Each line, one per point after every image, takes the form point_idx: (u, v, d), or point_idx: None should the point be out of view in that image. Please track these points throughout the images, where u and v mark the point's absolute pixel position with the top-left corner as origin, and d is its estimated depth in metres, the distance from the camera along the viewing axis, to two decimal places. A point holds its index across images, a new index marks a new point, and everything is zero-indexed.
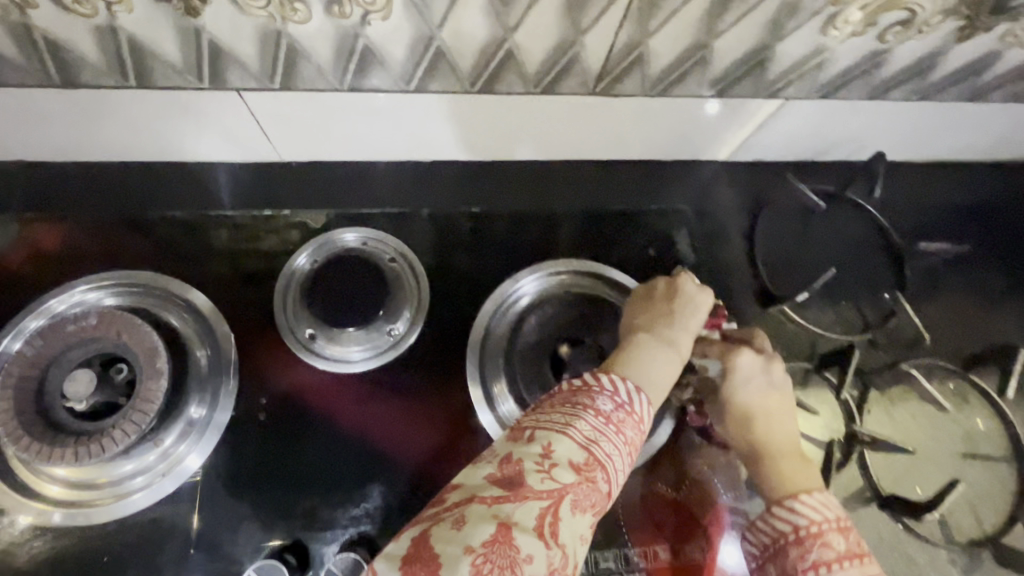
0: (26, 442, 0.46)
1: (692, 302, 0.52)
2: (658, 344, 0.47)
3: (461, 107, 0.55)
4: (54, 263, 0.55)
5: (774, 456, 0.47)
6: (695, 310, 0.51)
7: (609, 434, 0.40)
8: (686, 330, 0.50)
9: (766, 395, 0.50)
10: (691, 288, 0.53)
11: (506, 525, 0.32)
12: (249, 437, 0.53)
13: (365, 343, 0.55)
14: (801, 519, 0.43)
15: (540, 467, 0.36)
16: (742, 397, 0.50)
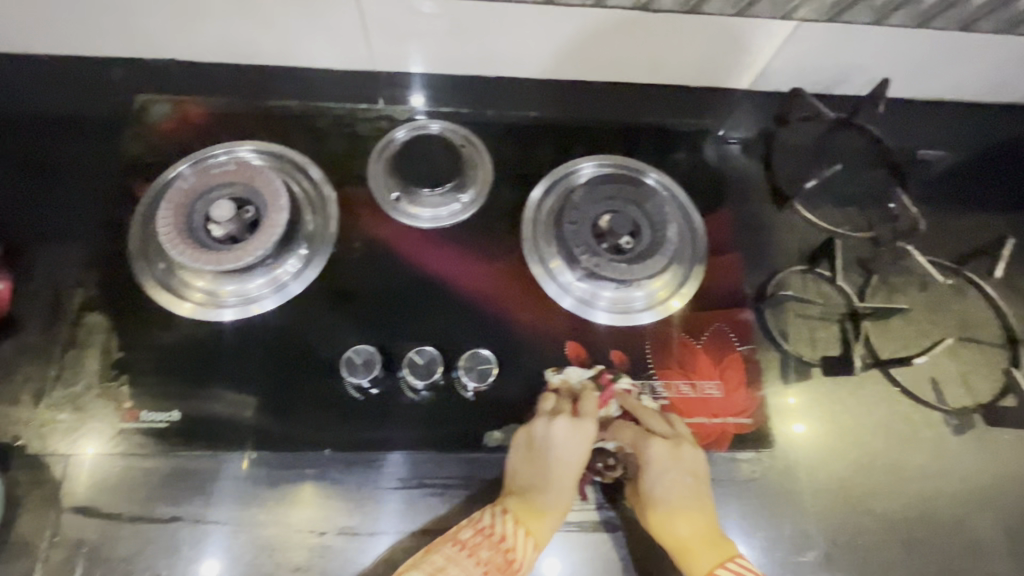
0: (178, 245, 0.60)
1: (573, 442, 0.58)
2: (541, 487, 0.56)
3: (529, 21, 0.69)
4: (197, 133, 0.70)
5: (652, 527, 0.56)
6: (579, 444, 0.58)
7: (458, 560, 0.52)
8: (563, 478, 0.57)
9: (665, 477, 0.57)
10: (561, 430, 0.58)
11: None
12: (343, 268, 0.64)
13: (436, 208, 0.68)
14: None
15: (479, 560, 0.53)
16: (653, 490, 0.57)
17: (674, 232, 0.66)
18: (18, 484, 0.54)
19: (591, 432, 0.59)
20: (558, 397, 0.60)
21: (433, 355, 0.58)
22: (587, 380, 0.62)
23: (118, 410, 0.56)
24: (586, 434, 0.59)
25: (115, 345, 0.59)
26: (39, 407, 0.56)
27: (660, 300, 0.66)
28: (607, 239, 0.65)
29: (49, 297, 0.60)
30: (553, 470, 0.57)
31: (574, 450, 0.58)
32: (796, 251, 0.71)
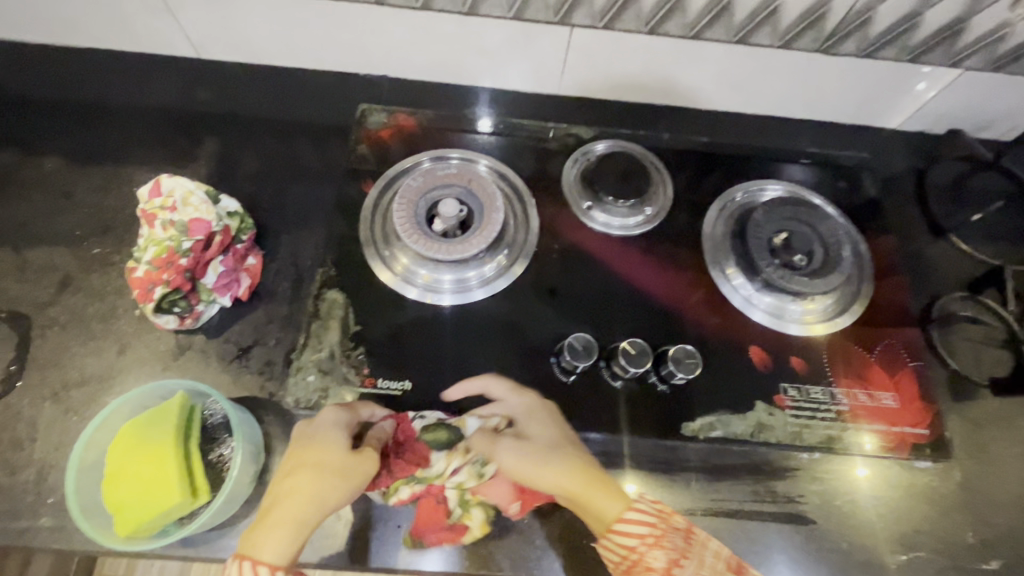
0: (411, 233, 0.67)
1: (312, 481, 0.52)
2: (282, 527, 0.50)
3: (715, 58, 0.76)
4: (410, 139, 0.78)
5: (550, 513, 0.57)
6: (326, 480, 0.52)
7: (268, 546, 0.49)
8: (295, 509, 0.51)
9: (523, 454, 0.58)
10: (328, 416, 0.57)
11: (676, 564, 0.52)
12: (545, 267, 0.72)
13: (619, 220, 0.75)
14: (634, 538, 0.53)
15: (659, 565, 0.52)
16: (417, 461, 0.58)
17: (846, 257, 0.71)
18: (272, 435, 0.60)
19: (345, 459, 0.54)
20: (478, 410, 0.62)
21: (643, 346, 0.64)
22: (464, 383, 0.64)
23: (357, 376, 0.63)
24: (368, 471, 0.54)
25: (351, 320, 0.66)
26: (288, 369, 0.63)
27: (810, 320, 0.71)
28: (785, 254, 0.71)
29: (292, 274, 0.68)
30: (303, 510, 0.51)
31: (348, 481, 0.53)
32: (955, 279, 0.75)
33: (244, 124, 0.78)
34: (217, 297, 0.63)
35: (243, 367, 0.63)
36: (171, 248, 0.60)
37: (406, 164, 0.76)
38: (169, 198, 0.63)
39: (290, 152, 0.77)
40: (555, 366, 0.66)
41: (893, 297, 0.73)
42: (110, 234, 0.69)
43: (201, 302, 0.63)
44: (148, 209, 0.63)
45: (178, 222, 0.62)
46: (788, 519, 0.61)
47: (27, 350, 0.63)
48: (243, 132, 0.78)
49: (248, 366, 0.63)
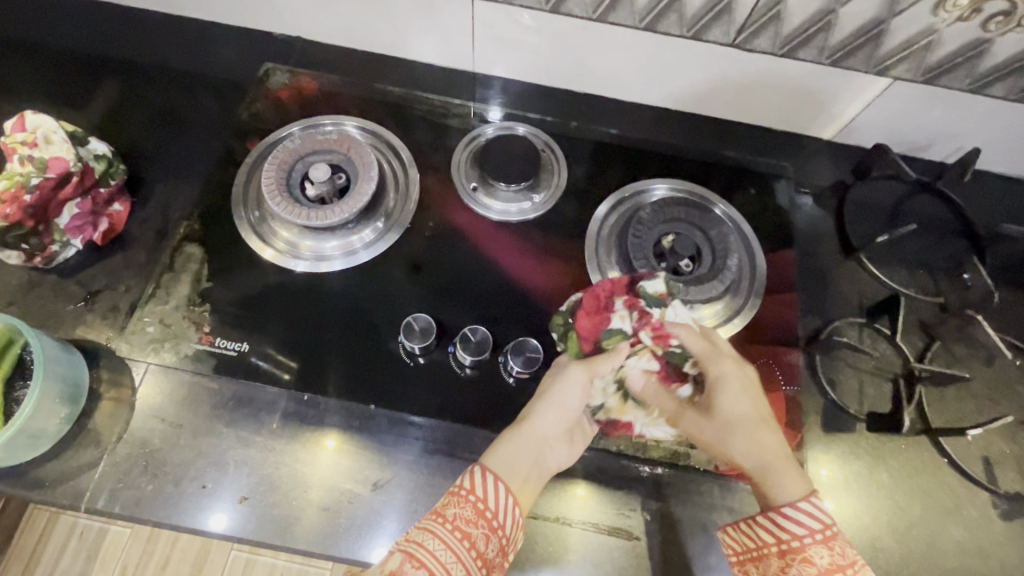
0: (276, 197, 0.66)
1: (534, 408, 0.56)
2: (514, 442, 0.55)
3: (626, 45, 0.72)
4: (306, 103, 0.76)
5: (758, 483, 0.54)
6: (547, 405, 0.56)
7: (452, 505, 0.50)
8: (536, 437, 0.55)
9: (742, 430, 0.56)
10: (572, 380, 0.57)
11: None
12: (418, 245, 0.69)
13: (510, 203, 0.72)
14: (794, 531, 0.50)
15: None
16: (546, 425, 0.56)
17: (732, 261, 0.67)
18: (101, 381, 0.60)
19: (555, 384, 0.58)
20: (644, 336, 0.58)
21: (484, 334, 0.61)
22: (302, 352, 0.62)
23: (197, 332, 0.62)
24: (575, 386, 0.57)
25: (205, 275, 0.65)
26: (132, 317, 0.63)
27: None
28: (669, 258, 0.67)
29: (158, 224, 0.68)
30: (528, 427, 0.55)
31: (562, 401, 0.57)
32: (857, 303, 0.70)
33: (148, 72, 0.78)
34: (70, 238, 0.63)
35: (90, 311, 0.63)
36: (20, 183, 0.60)
37: (285, 131, 0.74)
38: (32, 133, 0.62)
39: (187, 105, 0.76)
40: (399, 347, 0.63)
41: (781, 315, 0.68)
42: None
43: (55, 242, 0.63)
44: (9, 142, 0.62)
45: (37, 158, 0.61)
46: (613, 530, 0.59)
47: None
48: (144, 80, 0.77)
49: (93, 310, 0.63)
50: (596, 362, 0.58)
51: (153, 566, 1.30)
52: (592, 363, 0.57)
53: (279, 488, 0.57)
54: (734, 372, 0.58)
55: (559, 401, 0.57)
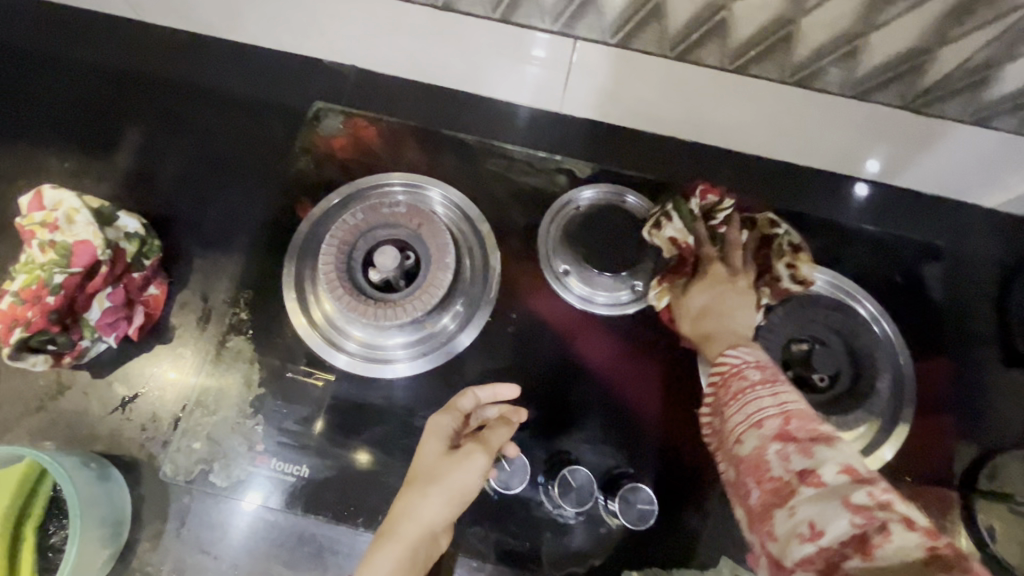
0: (336, 288, 0.56)
1: (415, 500, 0.47)
2: (397, 558, 0.45)
3: (764, 97, 0.58)
4: (364, 156, 0.64)
5: (747, 364, 0.45)
6: (431, 496, 0.47)
7: None
8: (418, 532, 0.46)
9: (702, 292, 0.56)
10: (464, 459, 0.48)
11: (851, 470, 0.37)
12: (498, 340, 0.59)
13: (603, 293, 0.60)
14: (730, 362, 0.46)
15: (788, 464, 0.38)
16: (436, 519, 0.47)
17: (882, 383, 0.56)
18: (145, 506, 0.53)
19: (442, 464, 0.48)
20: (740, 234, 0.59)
21: (586, 479, 0.51)
22: (368, 480, 0.53)
23: (250, 452, 0.54)
24: (472, 469, 0.48)
25: (256, 380, 0.56)
26: (176, 428, 0.54)
27: None
28: (802, 372, 0.55)
29: (200, 309, 0.58)
30: (403, 533, 0.46)
31: (447, 486, 0.47)
32: (1020, 427, 0.58)
33: (179, 110, 0.66)
34: (101, 335, 0.54)
35: (127, 420, 0.55)
36: (41, 279, 0.51)
37: (340, 197, 0.62)
38: (53, 212, 0.53)
39: (224, 153, 0.65)
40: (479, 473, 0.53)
41: (931, 443, 0.57)
42: (6, 235, 0.60)
43: (84, 339, 0.54)
44: (27, 223, 0.53)
45: (59, 243, 0.52)
46: None
47: None
48: (175, 121, 0.65)
49: (131, 419, 0.55)
50: (493, 437, 0.50)
51: None
52: (492, 442, 0.50)
53: None
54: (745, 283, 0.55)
55: (442, 488, 0.47)
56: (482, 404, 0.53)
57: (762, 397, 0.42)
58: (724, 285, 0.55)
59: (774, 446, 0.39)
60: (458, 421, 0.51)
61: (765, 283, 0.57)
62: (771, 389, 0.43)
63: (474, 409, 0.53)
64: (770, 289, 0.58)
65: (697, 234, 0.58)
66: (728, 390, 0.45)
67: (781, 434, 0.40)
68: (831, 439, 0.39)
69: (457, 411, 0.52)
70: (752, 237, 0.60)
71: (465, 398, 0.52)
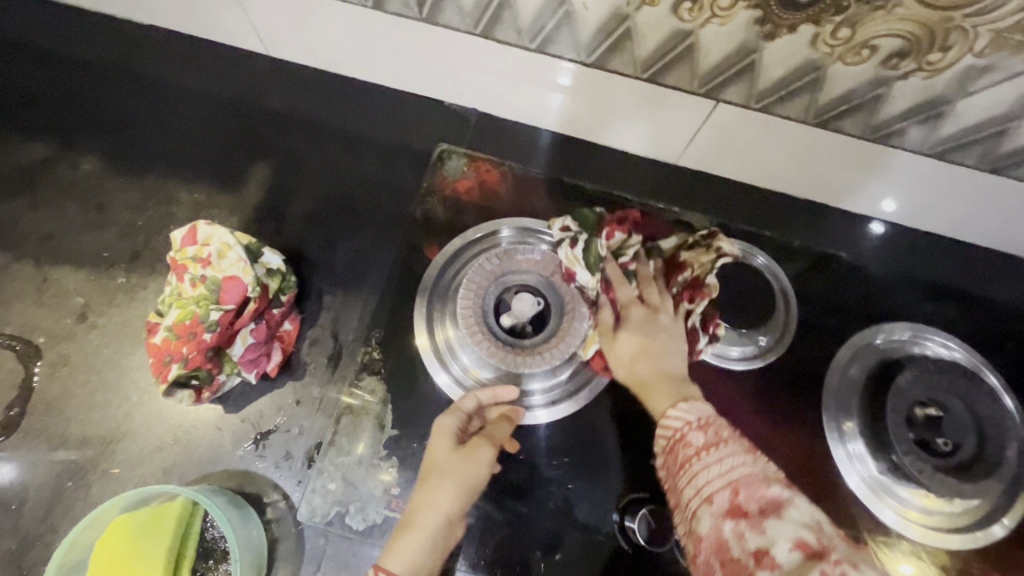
0: (475, 333, 0.58)
1: (429, 493, 0.50)
2: (422, 546, 0.48)
3: (892, 166, 0.59)
4: (488, 199, 0.65)
5: (689, 428, 0.42)
6: (446, 486, 0.50)
7: None
8: (438, 521, 0.49)
9: (634, 339, 0.52)
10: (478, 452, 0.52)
11: (804, 546, 0.34)
12: (625, 395, 0.58)
13: (728, 346, 0.60)
14: (676, 422, 0.43)
15: (743, 543, 0.35)
16: (451, 507, 0.50)
17: (1010, 451, 0.56)
18: (281, 545, 0.52)
19: (452, 459, 0.51)
20: (617, 271, 0.55)
21: None
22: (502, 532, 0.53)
23: (384, 495, 0.54)
24: (482, 462, 0.52)
25: (388, 420, 0.56)
26: (310, 467, 0.54)
27: (918, 516, 0.57)
28: (928, 434, 0.56)
29: (331, 347, 0.58)
30: (424, 522, 0.49)
31: (461, 477, 0.51)
32: None
33: (306, 147, 0.67)
34: (241, 370, 0.54)
35: (260, 457, 0.55)
36: (196, 314, 0.51)
37: (478, 232, 0.63)
38: (205, 247, 0.53)
39: (351, 191, 0.66)
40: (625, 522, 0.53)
41: None
42: (136, 262, 0.61)
43: (223, 373, 0.54)
44: (179, 257, 0.53)
45: (211, 278, 0.53)
46: None
47: (28, 388, 0.56)
48: (300, 157, 0.66)
49: (265, 456, 0.55)
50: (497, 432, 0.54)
51: None
52: (496, 436, 0.53)
53: None
54: (662, 313, 0.54)
55: (455, 474, 0.51)
56: (484, 406, 0.55)
57: (708, 467, 0.39)
58: (648, 326, 0.53)
59: (728, 525, 0.36)
60: (463, 421, 0.54)
61: (686, 301, 0.56)
62: (715, 455, 0.39)
63: (476, 410, 0.55)
64: (704, 315, 0.57)
65: (609, 275, 0.55)
66: (674, 465, 0.41)
67: (730, 509, 0.37)
68: (781, 507, 0.36)
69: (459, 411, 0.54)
70: (657, 266, 0.59)
71: (466, 399, 0.54)
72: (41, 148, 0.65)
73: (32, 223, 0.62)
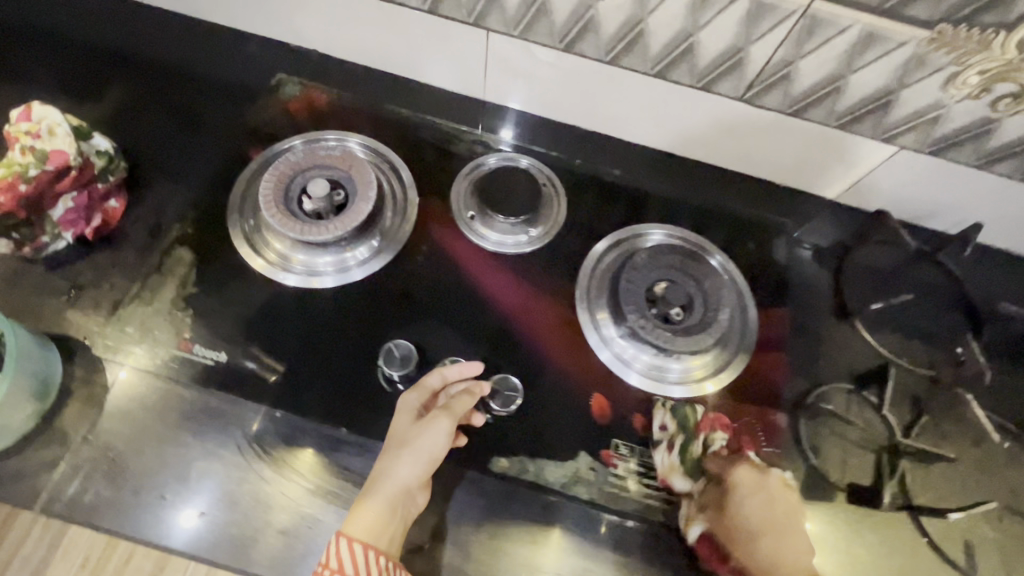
0: (272, 209, 0.66)
1: (391, 462, 0.57)
2: (376, 510, 0.54)
3: (634, 83, 0.71)
4: (315, 117, 0.77)
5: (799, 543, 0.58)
6: (404, 456, 0.57)
7: None
8: (395, 491, 0.55)
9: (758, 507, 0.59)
10: (437, 426, 0.57)
11: None
12: (406, 269, 0.69)
13: (504, 235, 0.71)
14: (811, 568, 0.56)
15: None
16: (409, 479, 0.56)
17: (722, 313, 0.67)
18: (74, 376, 0.59)
19: (413, 431, 0.58)
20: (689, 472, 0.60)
21: (465, 368, 0.63)
22: (278, 369, 0.62)
23: (177, 337, 0.62)
24: (439, 432, 0.57)
25: (191, 281, 0.65)
26: (112, 314, 0.62)
27: (695, 378, 0.66)
28: (661, 305, 0.66)
29: (151, 224, 0.68)
30: (382, 490, 0.55)
31: (418, 448, 0.57)
32: (847, 369, 0.69)
33: (162, 74, 0.78)
34: (61, 231, 0.64)
35: (69, 305, 0.62)
36: (16, 173, 0.60)
37: (288, 143, 0.74)
38: (37, 124, 0.62)
39: (195, 108, 0.76)
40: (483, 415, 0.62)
41: (764, 373, 0.67)
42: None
43: (45, 235, 0.63)
44: (13, 131, 0.62)
45: (38, 149, 0.61)
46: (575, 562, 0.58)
47: None
48: (156, 79, 0.77)
49: (75, 304, 0.63)
50: (456, 406, 0.59)
51: None
52: (457, 409, 0.59)
53: (241, 504, 0.57)
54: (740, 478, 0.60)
55: (420, 447, 0.57)
56: (449, 382, 0.62)
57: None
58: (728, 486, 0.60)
59: None
60: (426, 397, 0.61)
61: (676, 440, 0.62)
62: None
63: (440, 386, 0.61)
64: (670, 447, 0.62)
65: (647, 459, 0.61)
66: None
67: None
68: None
69: (424, 388, 0.61)
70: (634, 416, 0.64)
71: (431, 376, 0.61)
72: None
73: None
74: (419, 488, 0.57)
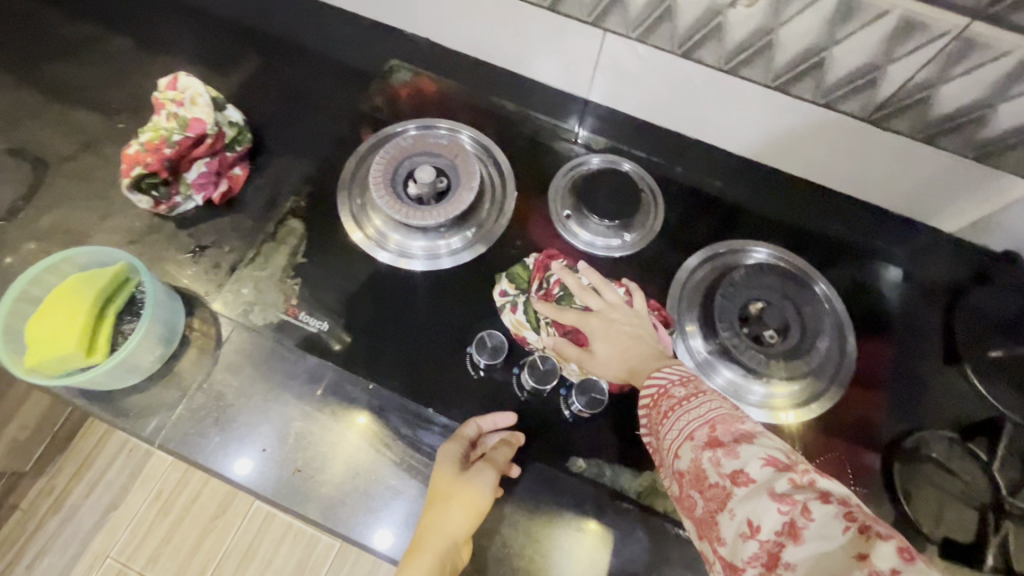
0: (379, 189, 0.68)
1: (435, 515, 0.55)
2: (428, 564, 0.52)
3: (750, 95, 0.68)
4: (423, 105, 0.79)
5: (673, 382, 0.51)
6: (450, 511, 0.55)
7: None
8: (443, 541, 0.53)
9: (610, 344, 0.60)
10: (480, 477, 0.56)
11: (773, 462, 0.40)
12: (499, 262, 0.70)
13: (597, 238, 0.71)
14: (656, 385, 0.52)
15: (720, 468, 0.41)
16: (456, 533, 0.54)
17: (820, 343, 0.65)
18: (193, 328, 0.65)
19: (457, 481, 0.56)
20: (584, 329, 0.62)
21: (552, 365, 0.63)
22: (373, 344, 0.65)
23: (284, 303, 0.66)
24: (483, 482, 0.56)
25: (300, 251, 0.69)
26: (230, 275, 0.67)
27: (778, 405, 0.64)
28: (754, 326, 0.64)
29: (268, 194, 0.72)
30: (429, 544, 0.53)
31: (464, 501, 0.55)
32: (949, 416, 0.65)
33: (286, 53, 0.82)
34: (193, 193, 0.69)
35: (193, 262, 0.68)
36: (163, 136, 0.66)
37: (398, 128, 0.77)
38: (182, 93, 0.68)
39: (313, 88, 0.80)
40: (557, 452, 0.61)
41: (856, 409, 0.65)
42: (137, 114, 0.76)
43: (179, 195, 0.69)
44: (161, 98, 0.68)
45: (181, 116, 0.66)
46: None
47: (31, 190, 0.71)
48: (280, 57, 0.82)
49: (199, 261, 0.68)
50: (498, 456, 0.58)
51: (190, 484, 1.42)
52: (498, 460, 0.58)
53: (327, 469, 0.60)
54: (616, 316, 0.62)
55: (464, 499, 0.55)
56: (484, 432, 0.61)
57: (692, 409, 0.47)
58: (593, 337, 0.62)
59: (707, 455, 0.43)
60: (464, 447, 0.59)
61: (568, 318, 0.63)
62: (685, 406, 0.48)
63: (475, 437, 0.60)
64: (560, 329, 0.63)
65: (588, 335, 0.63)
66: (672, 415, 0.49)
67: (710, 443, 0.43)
68: (752, 436, 0.42)
69: (460, 438, 0.59)
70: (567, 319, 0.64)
71: (466, 427, 0.60)
72: (83, 26, 0.82)
73: (65, 77, 0.78)
74: (466, 537, 0.55)
